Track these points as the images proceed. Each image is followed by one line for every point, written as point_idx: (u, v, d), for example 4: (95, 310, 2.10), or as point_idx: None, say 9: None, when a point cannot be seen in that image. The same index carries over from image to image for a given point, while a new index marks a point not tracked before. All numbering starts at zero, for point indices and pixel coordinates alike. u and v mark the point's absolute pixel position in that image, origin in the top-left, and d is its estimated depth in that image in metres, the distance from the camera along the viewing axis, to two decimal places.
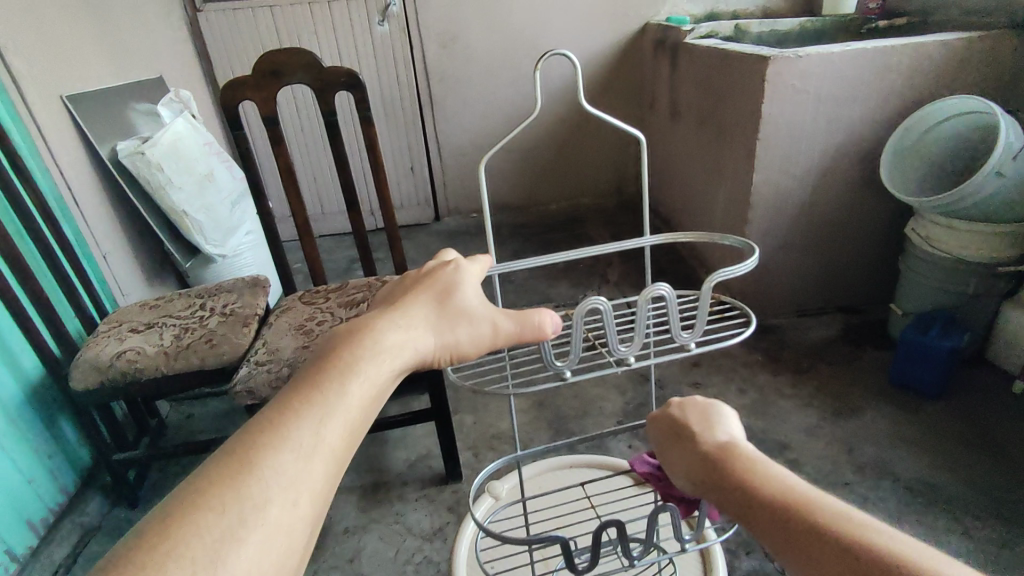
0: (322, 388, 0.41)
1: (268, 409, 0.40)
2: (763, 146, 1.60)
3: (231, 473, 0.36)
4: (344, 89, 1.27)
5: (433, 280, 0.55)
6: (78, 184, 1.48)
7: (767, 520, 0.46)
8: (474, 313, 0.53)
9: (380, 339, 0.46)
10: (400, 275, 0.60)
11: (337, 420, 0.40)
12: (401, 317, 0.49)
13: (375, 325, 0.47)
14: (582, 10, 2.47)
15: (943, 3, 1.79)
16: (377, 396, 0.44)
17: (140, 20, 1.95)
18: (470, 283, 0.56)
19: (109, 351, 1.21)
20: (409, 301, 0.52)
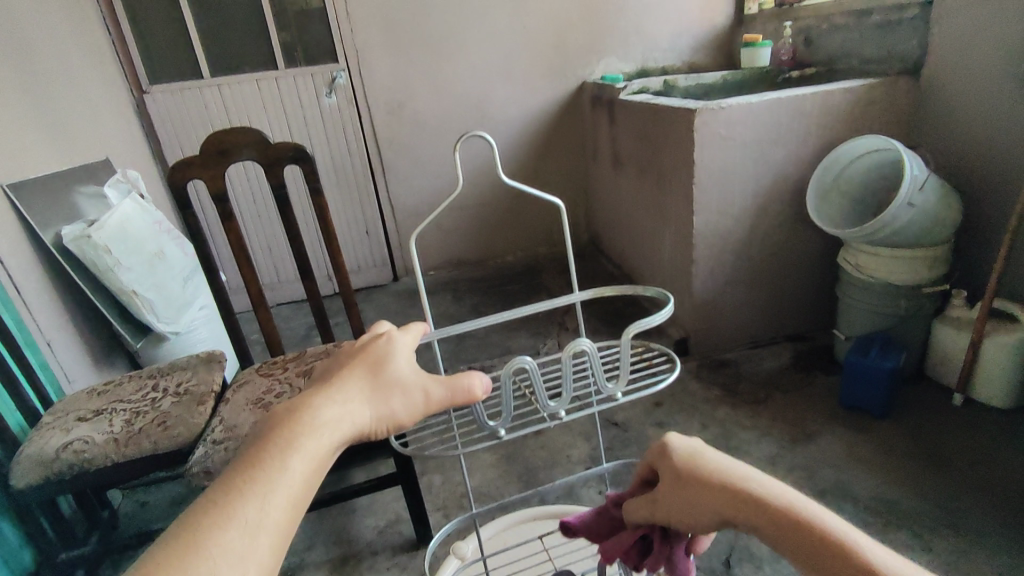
0: (263, 465, 0.42)
1: (208, 492, 0.41)
2: (699, 191, 1.69)
3: (176, 556, 0.37)
4: (291, 163, 1.30)
5: (366, 352, 0.57)
6: (20, 273, 1.45)
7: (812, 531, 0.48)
8: (406, 383, 0.55)
9: (317, 414, 0.47)
10: (338, 349, 0.61)
11: (279, 495, 0.41)
12: (338, 390, 0.51)
13: (313, 400, 0.48)
14: (522, 73, 2.61)
15: (844, 53, 1.97)
16: (318, 470, 0.45)
17: (84, 106, 1.96)
18: (404, 352, 0.58)
19: (54, 444, 1.16)
20: (344, 374, 0.53)
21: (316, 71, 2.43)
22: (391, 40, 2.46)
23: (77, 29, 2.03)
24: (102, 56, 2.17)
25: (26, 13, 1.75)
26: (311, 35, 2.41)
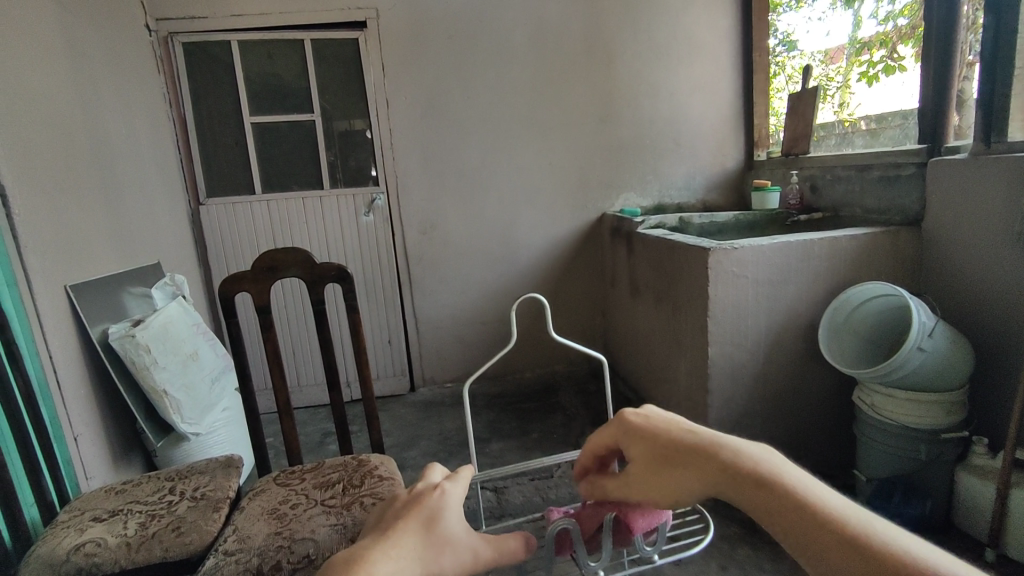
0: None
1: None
2: (714, 324, 1.76)
3: None
4: (334, 281, 1.41)
5: (420, 505, 0.61)
6: (64, 369, 1.52)
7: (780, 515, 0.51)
8: (456, 541, 0.58)
9: (374, 568, 0.50)
10: (389, 500, 0.65)
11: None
12: (394, 545, 0.54)
13: (369, 554, 0.52)
14: (547, 202, 2.82)
15: (848, 202, 2.12)
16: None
17: (148, 215, 2.15)
18: (455, 508, 0.62)
19: (67, 544, 1.17)
20: (400, 527, 0.57)
21: (358, 192, 2.65)
22: (428, 168, 2.69)
23: (152, 148, 2.28)
24: (169, 172, 2.41)
25: (113, 134, 1.98)
26: (356, 161, 2.66)
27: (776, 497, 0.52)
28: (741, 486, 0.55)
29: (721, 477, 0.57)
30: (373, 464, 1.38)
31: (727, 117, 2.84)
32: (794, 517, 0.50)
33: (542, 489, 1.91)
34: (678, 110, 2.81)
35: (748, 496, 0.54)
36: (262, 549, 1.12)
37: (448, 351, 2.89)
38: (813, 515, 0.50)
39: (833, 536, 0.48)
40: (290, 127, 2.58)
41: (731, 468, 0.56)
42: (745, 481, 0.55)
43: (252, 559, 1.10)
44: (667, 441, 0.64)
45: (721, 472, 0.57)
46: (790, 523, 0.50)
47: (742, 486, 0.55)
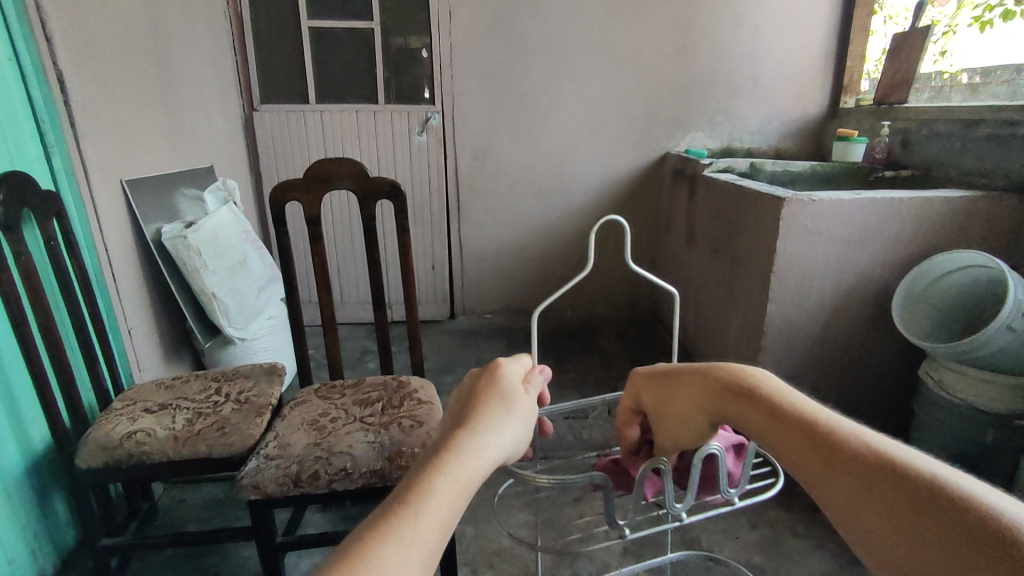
0: (413, 486, 0.42)
1: (366, 520, 0.40)
2: (777, 279, 1.66)
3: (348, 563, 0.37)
4: (385, 197, 1.35)
5: (483, 386, 0.57)
6: (119, 263, 1.54)
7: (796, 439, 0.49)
8: (518, 407, 0.56)
9: (456, 445, 0.47)
10: (468, 376, 0.61)
11: (424, 525, 0.40)
12: (477, 421, 0.51)
13: (454, 436, 0.48)
14: (608, 135, 2.67)
15: (943, 160, 1.91)
16: (461, 501, 0.44)
17: (202, 114, 2.12)
18: (520, 388, 0.59)
19: (120, 431, 1.21)
20: (479, 406, 0.54)
21: (412, 111, 2.56)
22: (486, 91, 2.57)
23: (209, 49, 2.22)
24: (224, 76, 2.37)
25: (172, 29, 1.93)
26: (412, 77, 2.55)
27: (815, 448, 0.47)
28: (784, 442, 0.50)
29: (761, 435, 0.54)
30: (413, 387, 1.37)
31: (816, 56, 2.58)
32: (843, 475, 0.44)
33: (576, 430, 1.90)
34: (762, 45, 2.57)
35: (784, 449, 0.50)
36: (302, 457, 1.13)
37: (490, 282, 2.86)
38: (853, 463, 0.44)
39: (879, 491, 0.42)
40: (347, 34, 2.47)
41: (766, 420, 0.53)
42: (785, 437, 0.50)
43: (292, 467, 1.12)
44: (696, 387, 0.64)
45: (765, 431, 0.53)
46: (844, 489, 0.44)
47: (776, 438, 0.52)
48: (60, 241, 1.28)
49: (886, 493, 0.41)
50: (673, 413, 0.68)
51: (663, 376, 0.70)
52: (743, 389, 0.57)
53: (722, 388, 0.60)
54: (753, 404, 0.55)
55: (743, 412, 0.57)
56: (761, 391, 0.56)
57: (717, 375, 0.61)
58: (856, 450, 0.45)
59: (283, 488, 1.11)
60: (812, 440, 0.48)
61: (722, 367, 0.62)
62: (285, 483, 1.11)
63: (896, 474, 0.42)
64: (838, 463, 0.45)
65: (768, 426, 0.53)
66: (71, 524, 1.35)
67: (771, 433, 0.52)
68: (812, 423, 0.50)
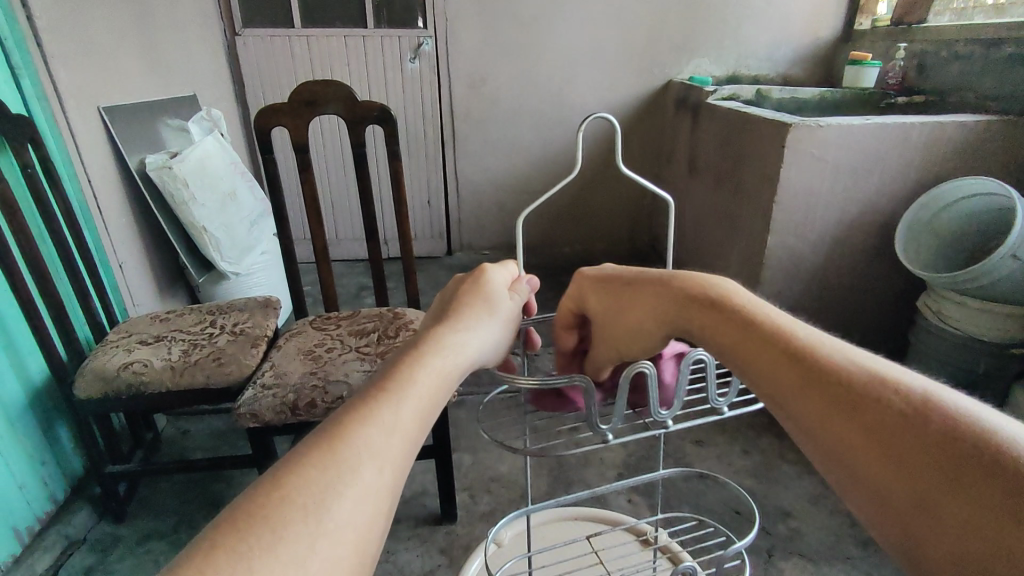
0: (393, 376, 0.40)
1: (344, 405, 0.39)
2: (779, 210, 1.62)
3: (327, 443, 0.35)
4: (375, 122, 1.29)
5: (465, 288, 0.55)
6: (103, 194, 1.49)
7: (770, 357, 0.43)
8: (499, 313, 0.55)
9: (438, 340, 0.45)
10: (449, 281, 0.59)
11: (404, 411, 0.38)
12: (459, 321, 0.50)
13: (435, 332, 0.47)
14: (609, 62, 2.55)
15: (959, 85, 1.83)
16: (441, 393, 0.42)
17: (181, 38, 2.01)
18: (504, 294, 0.57)
19: (116, 363, 1.21)
20: (462, 307, 0.52)
21: (404, 35, 2.43)
22: (481, 14, 2.43)
23: None
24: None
25: None
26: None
27: (794, 369, 0.41)
28: (755, 361, 0.44)
29: (727, 350, 0.47)
30: (408, 318, 1.36)
31: None
32: (828, 399, 0.39)
33: None
34: None
35: (755, 369, 0.44)
36: (299, 386, 1.13)
37: (488, 217, 2.82)
38: (838, 383, 0.39)
39: (872, 421, 0.37)
40: None
41: (734, 335, 0.47)
42: (759, 353, 0.44)
43: (289, 395, 1.12)
44: (652, 295, 0.56)
45: (731, 348, 0.47)
46: (824, 411, 0.39)
47: (748, 356, 0.45)
48: (38, 169, 1.23)
49: (879, 423, 0.36)
50: (621, 327, 0.60)
51: (617, 282, 0.61)
52: (709, 300, 0.51)
53: (684, 299, 0.53)
54: (721, 315, 0.49)
55: (707, 327, 0.50)
56: (728, 303, 0.49)
57: (678, 285, 0.54)
58: (843, 372, 0.39)
59: (280, 416, 1.12)
60: (789, 358, 0.42)
61: (685, 276, 0.55)
62: (283, 411, 1.11)
63: (890, 401, 0.37)
64: (821, 382, 0.40)
65: (739, 342, 0.46)
66: (77, 453, 1.37)
67: (739, 349, 0.46)
68: (790, 338, 0.43)
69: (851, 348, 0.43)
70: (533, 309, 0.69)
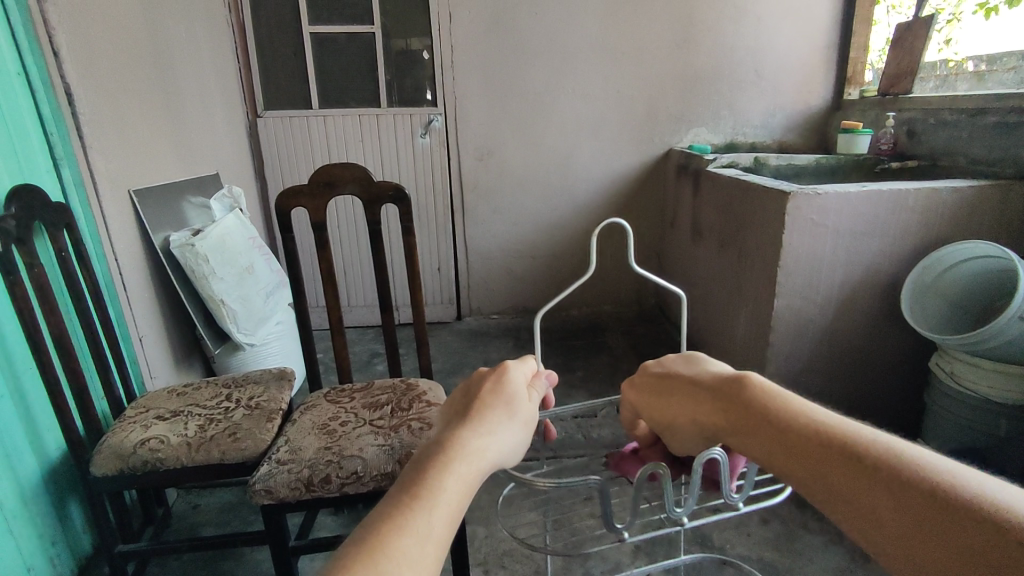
0: (425, 482, 0.43)
1: (378, 511, 0.41)
2: (784, 274, 1.65)
3: (362, 554, 0.37)
4: (390, 201, 1.36)
5: (486, 387, 0.58)
6: (128, 271, 1.55)
7: (809, 460, 0.49)
8: (521, 411, 0.57)
9: (465, 444, 0.48)
10: (468, 379, 0.62)
11: (435, 520, 0.41)
12: (481, 423, 0.52)
13: (460, 435, 0.49)
14: (610, 133, 2.67)
15: (949, 150, 1.89)
16: (466, 498, 0.45)
17: (207, 122, 2.14)
18: (523, 392, 0.60)
19: (133, 439, 1.22)
20: (484, 408, 0.55)
21: (415, 113, 2.56)
22: (488, 91, 2.57)
23: (212, 58, 2.23)
24: (228, 83, 2.38)
25: (174, 39, 1.94)
26: (414, 80, 2.55)
27: (826, 460, 0.48)
28: (796, 466, 0.50)
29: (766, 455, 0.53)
30: (421, 390, 1.37)
31: (818, 47, 2.57)
32: (868, 496, 0.45)
33: (585, 428, 1.90)
34: (764, 38, 2.56)
35: (794, 462, 0.50)
36: (314, 461, 1.14)
37: (496, 282, 2.87)
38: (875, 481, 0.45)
39: (930, 522, 0.42)
40: (348, 39, 2.48)
41: (773, 442, 0.52)
42: (800, 461, 0.50)
43: (304, 471, 1.12)
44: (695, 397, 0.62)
45: (771, 452, 0.52)
46: (863, 509, 0.45)
47: (784, 455, 0.51)
48: (70, 252, 1.29)
49: (915, 510, 0.43)
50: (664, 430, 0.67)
51: (648, 385, 0.69)
52: (741, 403, 0.56)
53: (725, 403, 0.58)
54: (754, 421, 0.54)
55: (749, 428, 0.55)
56: (759, 404, 0.55)
57: (716, 388, 0.60)
58: (876, 466, 0.45)
59: (295, 493, 1.11)
60: (827, 460, 0.48)
61: (718, 376, 0.61)
62: (298, 488, 1.11)
63: (937, 500, 0.42)
64: (859, 481, 0.45)
65: (772, 442, 0.52)
66: (86, 530, 1.36)
67: (783, 455, 0.51)
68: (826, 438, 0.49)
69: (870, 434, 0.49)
70: (552, 403, 0.82)
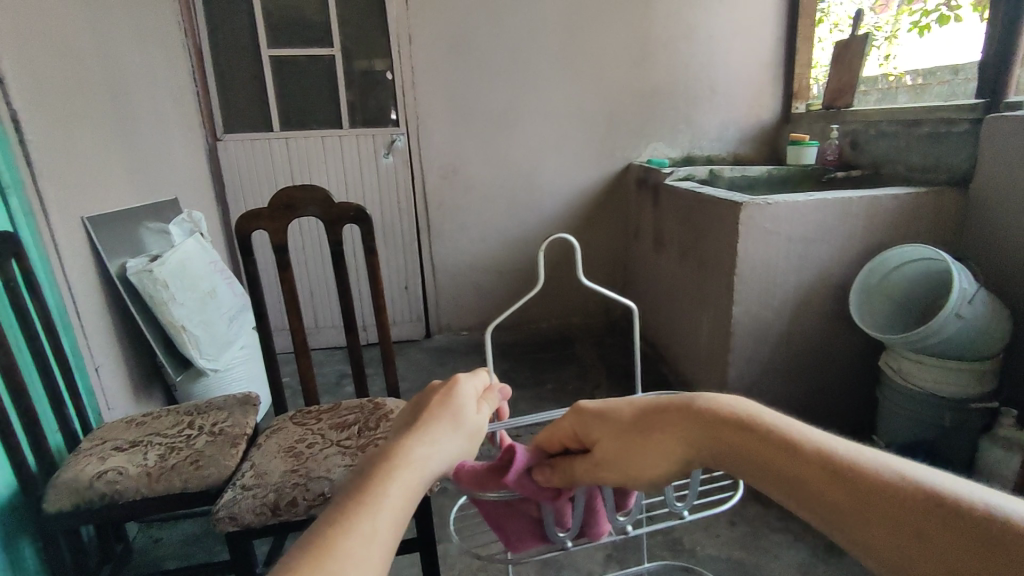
0: (370, 488, 0.44)
1: (326, 515, 0.42)
2: (740, 281, 1.71)
3: (310, 559, 0.38)
4: (352, 221, 1.37)
5: (435, 400, 0.59)
6: (82, 300, 1.51)
7: (790, 475, 0.48)
8: (468, 424, 0.59)
9: (410, 454, 0.49)
10: (418, 394, 0.63)
11: (381, 522, 0.42)
12: (426, 433, 0.53)
13: (405, 443, 0.50)
14: (572, 149, 2.72)
15: (890, 158, 2.00)
16: (411, 503, 0.46)
17: (164, 146, 2.11)
18: (472, 405, 0.61)
19: (90, 471, 1.18)
20: (430, 419, 0.56)
21: (378, 133, 2.58)
22: (450, 110, 2.61)
23: (169, 81, 2.21)
24: (187, 106, 2.36)
25: (129, 64, 1.92)
26: (377, 101, 2.57)
27: (814, 478, 0.46)
28: (783, 481, 0.48)
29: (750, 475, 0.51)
30: (388, 408, 1.37)
31: (766, 64, 2.69)
32: (852, 512, 0.44)
33: None
34: (716, 56, 2.67)
35: (777, 478, 0.49)
36: (280, 485, 1.12)
37: (464, 298, 2.88)
38: (859, 493, 0.44)
39: (916, 533, 0.41)
40: (308, 61, 2.49)
41: (754, 454, 0.51)
42: (783, 475, 0.48)
43: (269, 495, 1.11)
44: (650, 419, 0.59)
45: (755, 471, 0.51)
46: (849, 521, 0.44)
47: (769, 475, 0.49)
48: (20, 283, 1.26)
49: (903, 519, 0.42)
50: (634, 454, 0.60)
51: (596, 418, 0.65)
52: (712, 420, 0.55)
53: (694, 425, 0.56)
54: (734, 434, 0.53)
55: (729, 449, 0.53)
56: (731, 420, 0.53)
57: (683, 412, 0.57)
58: (859, 478, 0.45)
59: (260, 518, 1.10)
60: (813, 472, 0.47)
61: (685, 401, 0.58)
62: (263, 512, 1.10)
63: (921, 509, 0.42)
64: (846, 495, 0.45)
65: (762, 461, 0.50)
66: (40, 571, 1.31)
67: (764, 473, 0.50)
68: (807, 450, 0.48)
69: (851, 447, 0.48)
70: (506, 413, 0.86)
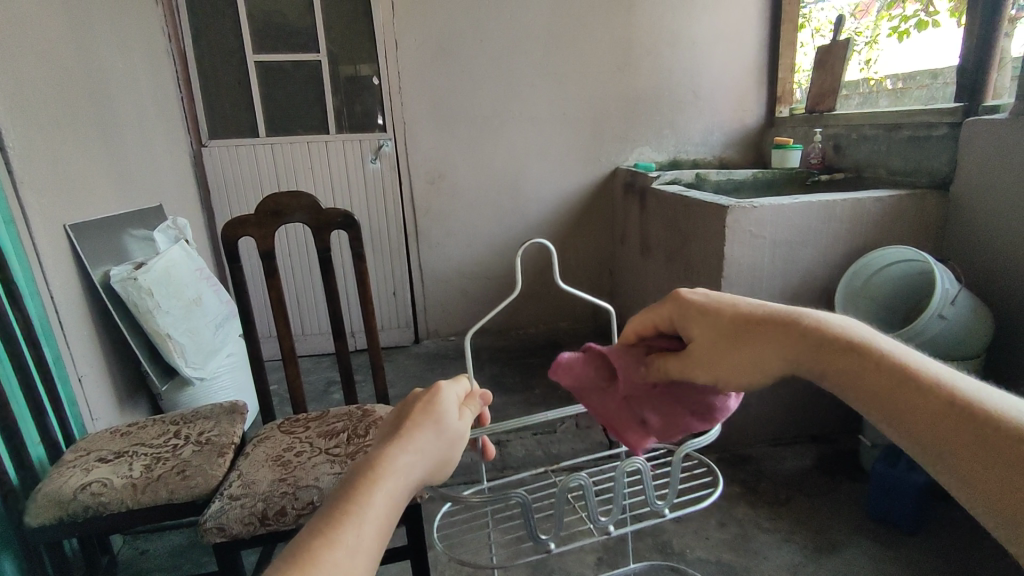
0: (354, 497, 0.44)
1: (311, 526, 0.42)
2: (727, 284, 1.72)
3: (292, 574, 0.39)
4: (340, 227, 1.36)
5: (421, 405, 0.59)
6: (65, 309, 1.49)
7: (886, 394, 0.49)
8: (454, 430, 0.59)
9: (394, 462, 0.49)
10: (403, 399, 0.63)
11: (365, 533, 0.42)
12: (411, 440, 0.53)
13: (389, 451, 0.50)
14: (558, 154, 2.74)
15: (872, 161, 2.03)
16: (394, 513, 0.46)
17: (147, 152, 2.08)
18: (456, 411, 0.61)
19: (72, 484, 1.16)
20: (414, 426, 0.55)
21: (364, 138, 2.57)
22: (437, 116, 2.61)
23: (152, 87, 2.19)
24: (171, 112, 2.34)
25: (111, 70, 1.90)
26: (364, 106, 2.57)
27: (911, 399, 0.47)
28: (877, 396, 0.50)
29: (840, 386, 0.53)
30: (377, 415, 1.36)
31: (750, 69, 2.72)
32: (941, 432, 0.45)
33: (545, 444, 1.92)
34: (700, 61, 2.69)
35: (870, 393, 0.50)
36: (269, 494, 1.11)
37: (453, 303, 2.87)
38: (953, 418, 0.45)
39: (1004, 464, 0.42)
40: (294, 67, 2.48)
41: (851, 370, 0.52)
42: (878, 389, 0.49)
43: (258, 505, 1.10)
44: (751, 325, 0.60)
45: (850, 383, 0.52)
46: (934, 441, 0.46)
47: (862, 388, 0.51)
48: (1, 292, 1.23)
49: (998, 447, 0.43)
50: (729, 356, 0.62)
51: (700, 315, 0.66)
52: (824, 334, 0.54)
53: (800, 338, 0.56)
54: (841, 350, 0.53)
55: (829, 362, 0.53)
56: (838, 336, 0.54)
57: (793, 324, 0.57)
58: (960, 407, 0.45)
59: (248, 528, 1.09)
60: (913, 392, 0.48)
61: (795, 313, 0.58)
62: (252, 522, 1.09)
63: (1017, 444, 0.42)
64: (941, 418, 0.46)
65: (860, 378, 0.51)
66: None
67: (857, 386, 0.51)
68: (910, 374, 0.48)
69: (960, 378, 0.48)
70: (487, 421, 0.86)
